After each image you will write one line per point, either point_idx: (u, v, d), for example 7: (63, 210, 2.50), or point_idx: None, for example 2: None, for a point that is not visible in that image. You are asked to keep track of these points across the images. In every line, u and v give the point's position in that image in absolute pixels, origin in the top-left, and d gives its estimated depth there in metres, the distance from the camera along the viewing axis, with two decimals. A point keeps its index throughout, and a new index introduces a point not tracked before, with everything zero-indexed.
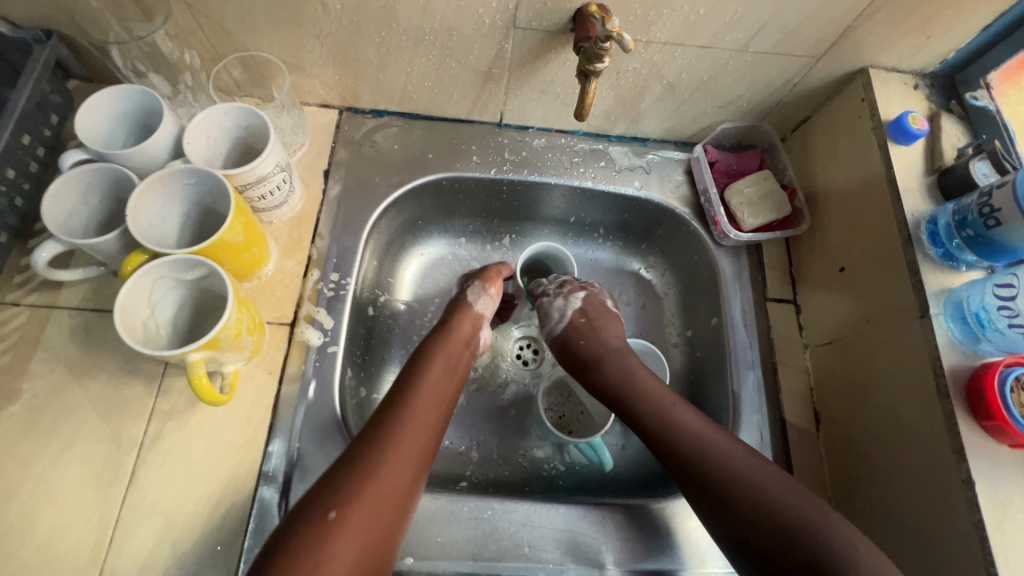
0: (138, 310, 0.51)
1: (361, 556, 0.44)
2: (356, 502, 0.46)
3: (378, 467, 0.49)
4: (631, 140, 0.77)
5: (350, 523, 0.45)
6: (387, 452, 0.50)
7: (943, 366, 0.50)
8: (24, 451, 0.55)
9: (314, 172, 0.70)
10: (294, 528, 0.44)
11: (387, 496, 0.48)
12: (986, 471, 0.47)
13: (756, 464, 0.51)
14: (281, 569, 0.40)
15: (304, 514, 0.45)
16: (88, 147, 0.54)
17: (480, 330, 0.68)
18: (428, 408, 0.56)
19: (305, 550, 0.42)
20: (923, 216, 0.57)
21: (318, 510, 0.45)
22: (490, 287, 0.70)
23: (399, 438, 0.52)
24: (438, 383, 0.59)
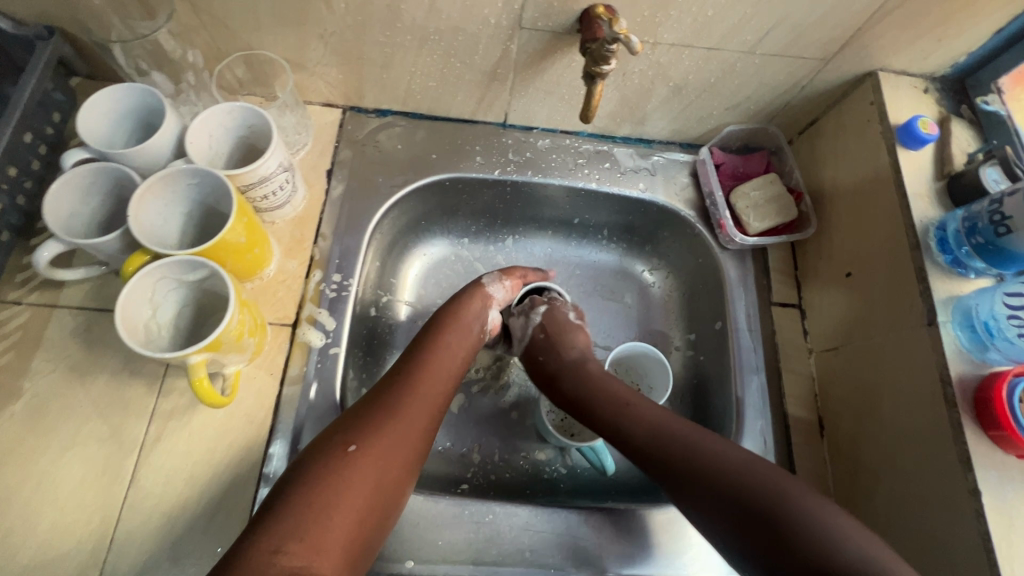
0: (141, 311, 0.51)
1: (373, 496, 0.47)
2: (375, 442, 0.49)
3: (393, 414, 0.51)
4: (636, 141, 0.77)
5: (367, 460, 0.47)
6: (405, 402, 0.53)
7: (950, 374, 0.50)
8: (26, 450, 0.55)
9: (317, 172, 0.70)
10: (315, 458, 0.47)
11: (401, 444, 0.50)
12: (993, 481, 0.47)
13: (724, 449, 0.51)
14: (301, 491, 0.44)
15: (325, 445, 0.48)
16: (90, 146, 0.54)
17: (490, 308, 0.66)
18: (445, 366, 0.58)
19: (326, 478, 0.45)
20: (931, 222, 0.56)
21: (338, 445, 0.48)
22: (507, 279, 0.68)
23: (417, 391, 0.54)
24: (454, 344, 0.60)
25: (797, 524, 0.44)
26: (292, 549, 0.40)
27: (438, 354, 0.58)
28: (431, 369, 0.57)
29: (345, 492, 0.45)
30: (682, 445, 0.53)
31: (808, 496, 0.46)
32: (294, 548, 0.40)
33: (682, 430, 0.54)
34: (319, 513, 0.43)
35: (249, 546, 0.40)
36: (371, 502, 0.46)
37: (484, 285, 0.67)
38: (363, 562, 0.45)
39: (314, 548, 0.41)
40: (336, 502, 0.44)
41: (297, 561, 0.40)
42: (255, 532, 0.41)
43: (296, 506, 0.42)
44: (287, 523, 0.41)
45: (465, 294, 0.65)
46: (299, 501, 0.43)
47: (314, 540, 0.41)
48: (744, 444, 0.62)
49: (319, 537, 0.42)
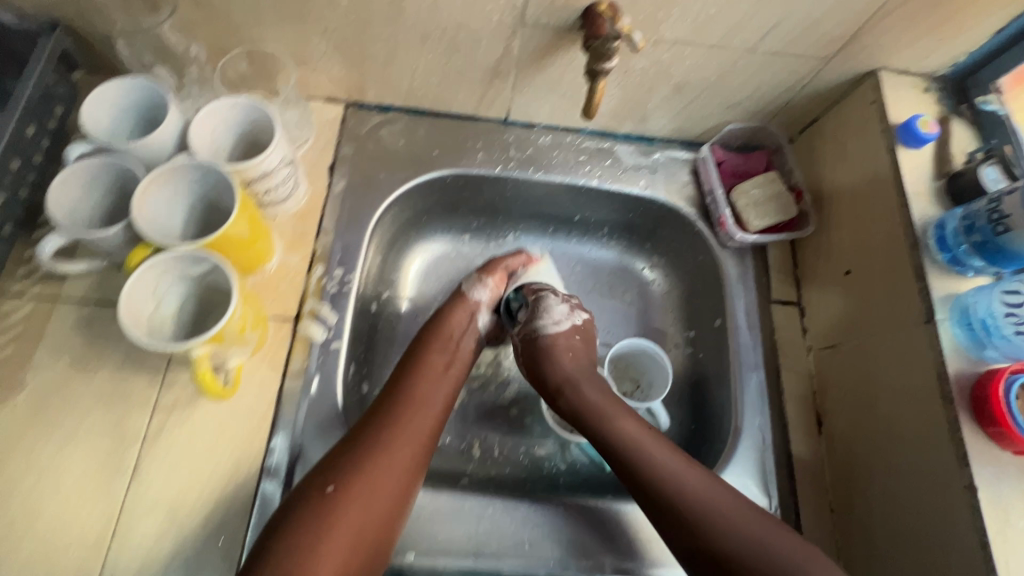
0: (144, 305, 0.51)
1: (359, 534, 0.48)
2: (354, 481, 0.50)
3: (374, 449, 0.52)
4: (638, 139, 0.77)
5: (346, 497, 0.49)
6: (384, 435, 0.53)
7: (948, 371, 0.50)
8: (29, 441, 0.55)
9: (318, 167, 0.70)
10: (296, 500, 0.48)
11: (385, 480, 0.51)
12: (989, 477, 0.47)
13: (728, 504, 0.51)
14: (284, 537, 0.45)
15: (305, 487, 0.49)
16: (93, 139, 0.54)
17: (477, 315, 0.68)
18: (426, 395, 0.58)
19: (307, 521, 0.46)
20: (931, 221, 0.56)
21: (317, 486, 0.49)
22: (488, 278, 0.69)
23: (398, 422, 0.55)
24: (435, 371, 0.61)
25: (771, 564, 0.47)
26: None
27: (417, 382, 0.59)
28: (411, 399, 0.57)
29: (328, 535, 0.46)
30: (696, 504, 0.51)
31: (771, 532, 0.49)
32: None
33: (687, 476, 0.53)
34: (301, 559, 0.44)
35: None
36: (355, 542, 0.47)
37: (466, 294, 0.68)
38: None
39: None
40: (318, 547, 0.45)
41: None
42: None
43: (277, 554, 0.44)
44: (270, 571, 0.43)
45: (447, 312, 0.66)
46: (283, 547, 0.45)
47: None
48: (742, 440, 0.62)
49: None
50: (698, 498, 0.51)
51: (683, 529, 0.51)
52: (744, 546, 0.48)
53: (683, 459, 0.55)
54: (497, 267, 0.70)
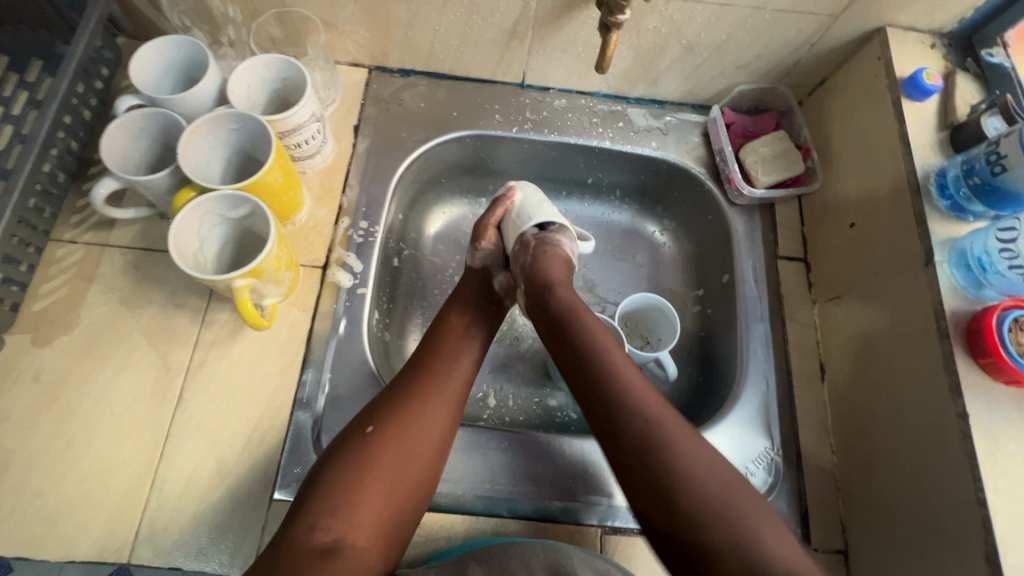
0: (190, 243, 0.56)
1: (402, 474, 0.49)
2: (393, 423, 0.51)
3: (409, 396, 0.53)
4: (649, 103, 0.79)
5: (384, 437, 0.50)
6: (418, 382, 0.55)
7: (944, 309, 0.53)
8: (85, 371, 0.60)
9: (344, 127, 0.74)
10: (339, 441, 0.50)
11: (423, 424, 0.52)
12: (981, 406, 0.50)
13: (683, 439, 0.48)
14: (329, 474, 0.48)
15: (348, 429, 0.51)
16: (141, 93, 0.59)
17: (491, 276, 0.68)
18: (456, 347, 0.60)
19: (352, 458, 0.48)
20: (932, 169, 0.59)
21: (357, 428, 0.51)
22: (482, 242, 0.68)
23: (433, 372, 0.56)
24: (460, 324, 0.62)
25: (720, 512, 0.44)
26: (324, 525, 0.45)
27: (447, 337, 0.60)
28: (443, 351, 0.59)
29: (371, 471, 0.48)
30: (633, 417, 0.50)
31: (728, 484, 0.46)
32: (328, 523, 0.45)
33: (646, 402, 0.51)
34: (347, 491, 0.47)
35: (292, 526, 0.45)
36: (398, 479, 0.49)
37: (474, 266, 0.69)
38: (406, 533, 0.49)
39: (347, 523, 0.45)
40: (363, 482, 0.47)
41: (329, 535, 0.44)
42: (298, 509, 0.46)
43: (325, 487, 0.47)
44: (319, 501, 0.46)
45: (461, 280, 0.68)
46: (329, 482, 0.47)
47: (345, 516, 0.46)
48: (748, 384, 0.65)
49: (351, 513, 0.46)
50: (646, 414, 0.50)
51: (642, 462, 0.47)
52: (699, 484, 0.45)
53: (639, 380, 0.53)
54: (485, 227, 0.69)
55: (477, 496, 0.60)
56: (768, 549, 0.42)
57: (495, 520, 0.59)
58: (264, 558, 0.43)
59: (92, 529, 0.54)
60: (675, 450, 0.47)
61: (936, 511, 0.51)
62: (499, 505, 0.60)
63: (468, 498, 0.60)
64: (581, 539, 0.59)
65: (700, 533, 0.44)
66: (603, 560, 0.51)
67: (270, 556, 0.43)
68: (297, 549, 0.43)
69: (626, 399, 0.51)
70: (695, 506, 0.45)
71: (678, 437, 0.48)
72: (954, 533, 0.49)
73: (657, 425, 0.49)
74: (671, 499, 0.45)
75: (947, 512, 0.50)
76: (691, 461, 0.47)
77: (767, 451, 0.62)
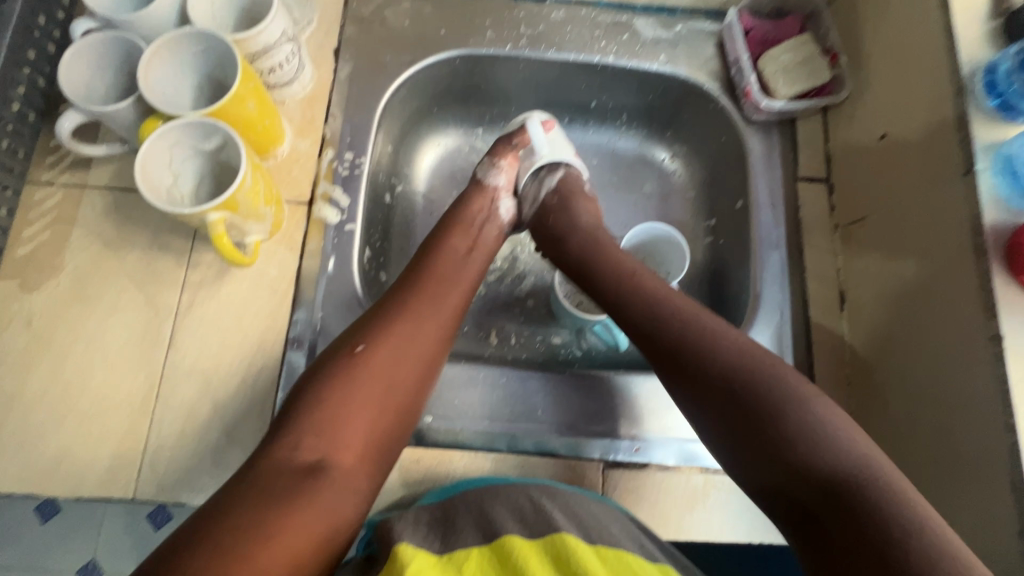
0: (162, 177, 0.53)
1: (386, 396, 0.47)
2: (381, 344, 0.48)
3: (403, 316, 0.50)
4: (657, 12, 0.72)
5: (373, 358, 0.48)
6: (410, 303, 0.52)
7: (982, 223, 0.48)
8: (73, 315, 0.59)
9: (324, 51, 0.68)
10: (324, 361, 0.48)
11: (413, 346, 0.50)
12: (1019, 327, 0.45)
13: (718, 328, 0.49)
14: (315, 392, 0.46)
15: (334, 349, 0.49)
16: (96, 15, 0.54)
17: (499, 201, 0.64)
18: (448, 270, 0.56)
19: (335, 377, 0.46)
20: (979, 65, 0.51)
21: (345, 347, 0.48)
22: (501, 161, 0.64)
23: (425, 295, 0.53)
24: (458, 251, 0.58)
25: (762, 396, 0.45)
26: (306, 445, 0.43)
27: (442, 259, 0.56)
28: (436, 273, 0.55)
29: (354, 395, 0.46)
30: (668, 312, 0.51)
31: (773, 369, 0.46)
32: (311, 442, 0.44)
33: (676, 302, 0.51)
34: (332, 411, 0.45)
35: (271, 446, 0.44)
36: (383, 405, 0.47)
37: (483, 182, 0.64)
38: (392, 456, 0.48)
39: (330, 442, 0.44)
40: (347, 401, 0.46)
41: (311, 456, 0.43)
42: (280, 426, 0.45)
43: (308, 405, 0.45)
44: (301, 421, 0.44)
45: (466, 202, 0.62)
46: (312, 401, 0.45)
47: (328, 436, 0.44)
48: (760, 315, 0.62)
49: (334, 434, 0.44)
50: (693, 324, 0.49)
51: (674, 357, 0.49)
52: (743, 369, 0.46)
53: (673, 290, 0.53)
54: (506, 148, 0.65)
55: (476, 432, 0.59)
56: (819, 429, 0.43)
57: (495, 456, 0.57)
58: (238, 474, 0.42)
59: (97, 467, 0.55)
60: (708, 338, 0.48)
61: (960, 439, 0.48)
62: (498, 441, 0.58)
63: (466, 435, 0.58)
64: (584, 473, 0.58)
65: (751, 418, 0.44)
66: (595, 500, 0.49)
67: (245, 474, 0.42)
68: (276, 465, 0.42)
69: (664, 309, 0.51)
70: (749, 401, 0.45)
71: (710, 326, 0.49)
72: (978, 462, 0.46)
73: (701, 326, 0.49)
74: (726, 404, 0.45)
75: (969, 440, 0.47)
76: (745, 355, 0.47)
77: None
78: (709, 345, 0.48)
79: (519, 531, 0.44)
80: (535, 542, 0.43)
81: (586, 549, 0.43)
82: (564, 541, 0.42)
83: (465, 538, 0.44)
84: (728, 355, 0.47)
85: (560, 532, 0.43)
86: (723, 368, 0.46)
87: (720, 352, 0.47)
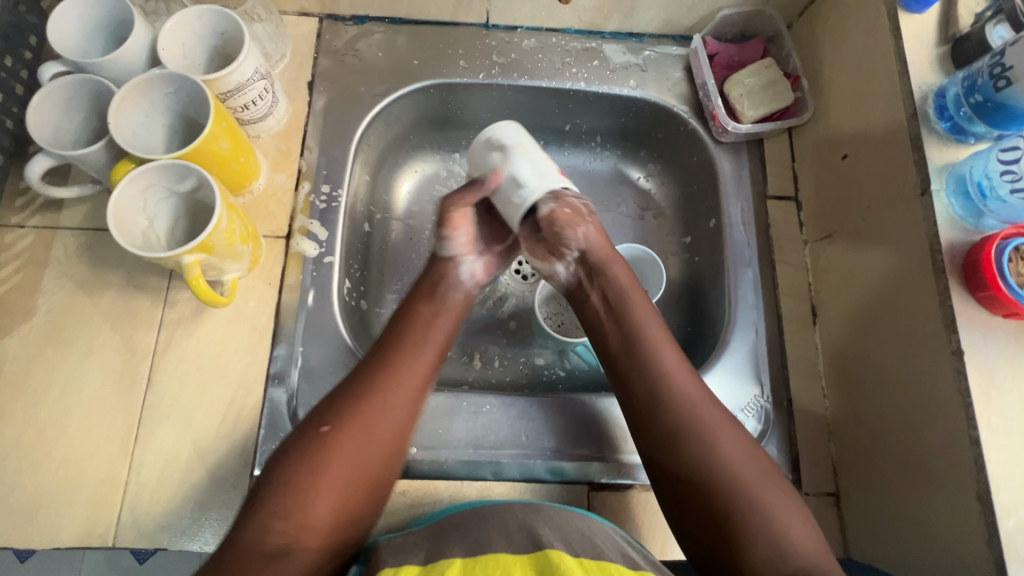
0: (136, 221, 0.53)
1: (354, 477, 0.47)
2: (351, 422, 0.48)
3: (374, 393, 0.49)
4: (625, 37, 0.74)
5: (343, 438, 0.47)
6: (384, 379, 0.50)
7: (940, 241, 0.49)
8: (47, 360, 0.58)
9: (297, 85, 0.69)
10: (292, 441, 0.47)
11: (384, 424, 0.49)
12: (976, 342, 0.47)
13: (719, 420, 0.49)
14: (285, 474, 0.45)
15: (304, 425, 0.48)
16: (65, 59, 0.54)
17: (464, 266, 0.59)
18: (422, 337, 0.54)
19: (303, 458, 0.46)
20: (931, 89, 0.54)
21: (313, 427, 0.48)
22: (452, 227, 0.58)
23: (398, 365, 0.51)
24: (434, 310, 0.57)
25: (756, 492, 0.46)
26: (276, 527, 0.43)
27: (419, 322, 0.55)
28: (409, 341, 0.53)
29: (322, 478, 0.45)
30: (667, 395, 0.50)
31: (765, 473, 0.47)
32: (279, 527, 0.43)
33: (684, 381, 0.51)
34: (299, 494, 0.44)
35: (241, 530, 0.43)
36: (351, 487, 0.46)
37: (443, 255, 0.59)
38: (360, 529, 0.47)
39: (297, 524, 0.43)
40: (317, 481, 0.45)
41: (281, 538, 0.43)
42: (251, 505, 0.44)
43: (279, 487, 0.44)
44: (269, 503, 0.44)
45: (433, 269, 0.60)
46: (284, 484, 0.45)
47: (296, 518, 0.43)
48: (737, 332, 0.63)
49: (301, 518, 0.44)
50: (692, 418, 0.49)
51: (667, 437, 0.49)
52: (736, 471, 0.47)
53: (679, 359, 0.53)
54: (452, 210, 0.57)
55: (461, 461, 0.59)
56: (791, 532, 0.45)
57: (480, 484, 0.58)
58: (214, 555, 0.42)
59: (74, 516, 0.54)
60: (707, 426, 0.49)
61: (929, 452, 0.49)
62: (483, 469, 0.59)
63: (451, 464, 0.59)
64: (569, 497, 0.58)
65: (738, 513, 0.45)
66: (583, 515, 0.50)
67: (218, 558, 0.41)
68: (244, 548, 0.42)
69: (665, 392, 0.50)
70: (739, 496, 0.46)
71: (713, 420, 0.49)
72: (945, 474, 0.47)
73: (704, 414, 0.49)
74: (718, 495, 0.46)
75: (936, 453, 0.48)
76: (743, 456, 0.48)
77: (756, 397, 0.60)
78: (709, 436, 0.48)
79: (505, 548, 0.44)
80: (521, 557, 0.43)
81: (570, 561, 0.42)
82: (550, 556, 0.42)
83: (451, 550, 0.44)
84: (721, 448, 0.48)
85: (545, 549, 0.43)
86: (720, 467, 0.47)
87: (715, 451, 0.47)
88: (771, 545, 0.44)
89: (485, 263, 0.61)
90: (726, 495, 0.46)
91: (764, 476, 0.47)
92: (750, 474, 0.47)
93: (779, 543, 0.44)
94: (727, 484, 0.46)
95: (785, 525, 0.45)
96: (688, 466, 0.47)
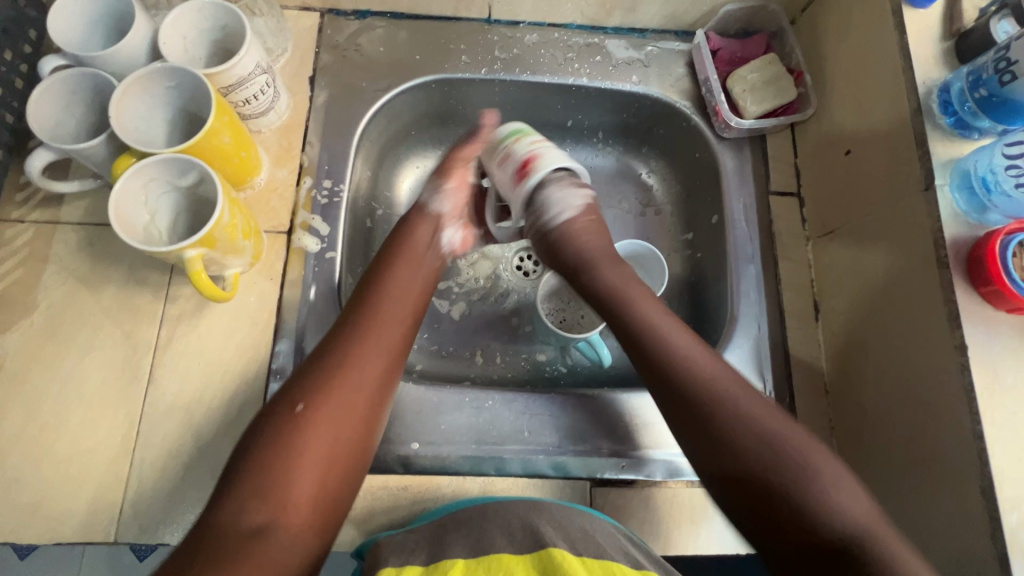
0: (138, 215, 0.52)
1: (331, 453, 0.46)
2: (324, 398, 0.47)
3: (341, 367, 0.49)
4: (628, 33, 0.74)
5: (317, 413, 0.46)
6: (352, 353, 0.50)
7: (944, 237, 0.49)
8: (48, 355, 0.58)
9: (299, 79, 0.69)
10: (265, 421, 0.46)
11: (357, 398, 0.48)
12: (980, 337, 0.47)
13: (739, 391, 0.49)
14: (259, 454, 0.44)
15: (273, 406, 0.47)
16: (65, 53, 0.54)
17: (442, 229, 0.64)
18: (385, 311, 0.54)
19: (274, 436, 0.45)
20: (935, 85, 0.54)
21: (286, 405, 0.46)
22: (446, 183, 0.65)
23: (363, 337, 0.51)
24: (399, 286, 0.57)
25: (789, 461, 0.45)
26: (253, 508, 0.42)
27: (383, 297, 0.55)
28: (373, 317, 0.53)
29: (299, 455, 0.44)
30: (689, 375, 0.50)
31: (799, 440, 0.46)
32: (256, 507, 0.42)
33: (702, 361, 0.51)
34: (275, 471, 0.43)
35: (215, 513, 0.41)
36: (331, 462, 0.45)
37: (427, 207, 0.64)
38: (341, 509, 0.46)
39: (275, 503, 0.42)
40: (293, 458, 0.44)
41: (257, 517, 0.41)
42: (224, 489, 0.43)
43: (252, 467, 0.43)
44: (244, 484, 0.43)
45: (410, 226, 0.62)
46: (257, 463, 0.43)
47: (275, 497, 0.42)
48: (739, 328, 0.63)
49: (277, 497, 0.42)
50: (715, 391, 0.49)
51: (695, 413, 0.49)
52: (766, 441, 0.46)
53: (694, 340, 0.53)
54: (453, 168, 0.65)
55: (463, 456, 0.59)
56: (836, 497, 0.44)
57: (483, 479, 0.58)
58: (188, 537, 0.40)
59: (75, 511, 0.53)
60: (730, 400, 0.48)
61: (932, 447, 0.49)
62: (485, 465, 0.59)
63: (453, 459, 0.59)
64: (572, 493, 0.58)
65: (771, 479, 0.45)
66: (585, 512, 0.50)
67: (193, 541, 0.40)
68: (222, 528, 0.40)
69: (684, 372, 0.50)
70: (770, 465, 0.45)
71: (735, 392, 0.49)
72: (948, 469, 0.47)
73: (725, 387, 0.49)
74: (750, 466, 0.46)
75: (939, 448, 0.48)
76: (770, 425, 0.47)
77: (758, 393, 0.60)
78: (733, 409, 0.48)
79: (507, 547, 0.44)
80: (521, 556, 0.43)
81: (572, 558, 0.42)
82: (552, 555, 0.42)
83: (452, 550, 0.44)
84: (748, 419, 0.47)
85: (546, 548, 0.43)
86: (749, 439, 0.46)
87: (741, 423, 0.47)
88: (808, 511, 0.43)
89: (463, 236, 0.66)
90: (758, 465, 0.45)
91: (796, 441, 0.46)
92: (782, 441, 0.46)
93: (818, 509, 0.43)
94: (756, 453, 0.46)
95: (822, 491, 0.44)
96: (716, 440, 0.47)
